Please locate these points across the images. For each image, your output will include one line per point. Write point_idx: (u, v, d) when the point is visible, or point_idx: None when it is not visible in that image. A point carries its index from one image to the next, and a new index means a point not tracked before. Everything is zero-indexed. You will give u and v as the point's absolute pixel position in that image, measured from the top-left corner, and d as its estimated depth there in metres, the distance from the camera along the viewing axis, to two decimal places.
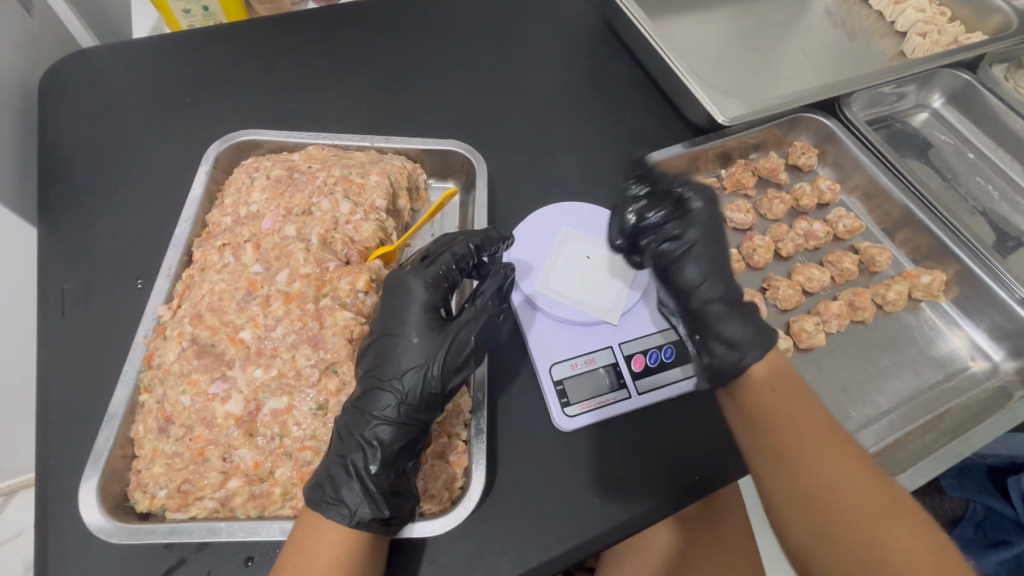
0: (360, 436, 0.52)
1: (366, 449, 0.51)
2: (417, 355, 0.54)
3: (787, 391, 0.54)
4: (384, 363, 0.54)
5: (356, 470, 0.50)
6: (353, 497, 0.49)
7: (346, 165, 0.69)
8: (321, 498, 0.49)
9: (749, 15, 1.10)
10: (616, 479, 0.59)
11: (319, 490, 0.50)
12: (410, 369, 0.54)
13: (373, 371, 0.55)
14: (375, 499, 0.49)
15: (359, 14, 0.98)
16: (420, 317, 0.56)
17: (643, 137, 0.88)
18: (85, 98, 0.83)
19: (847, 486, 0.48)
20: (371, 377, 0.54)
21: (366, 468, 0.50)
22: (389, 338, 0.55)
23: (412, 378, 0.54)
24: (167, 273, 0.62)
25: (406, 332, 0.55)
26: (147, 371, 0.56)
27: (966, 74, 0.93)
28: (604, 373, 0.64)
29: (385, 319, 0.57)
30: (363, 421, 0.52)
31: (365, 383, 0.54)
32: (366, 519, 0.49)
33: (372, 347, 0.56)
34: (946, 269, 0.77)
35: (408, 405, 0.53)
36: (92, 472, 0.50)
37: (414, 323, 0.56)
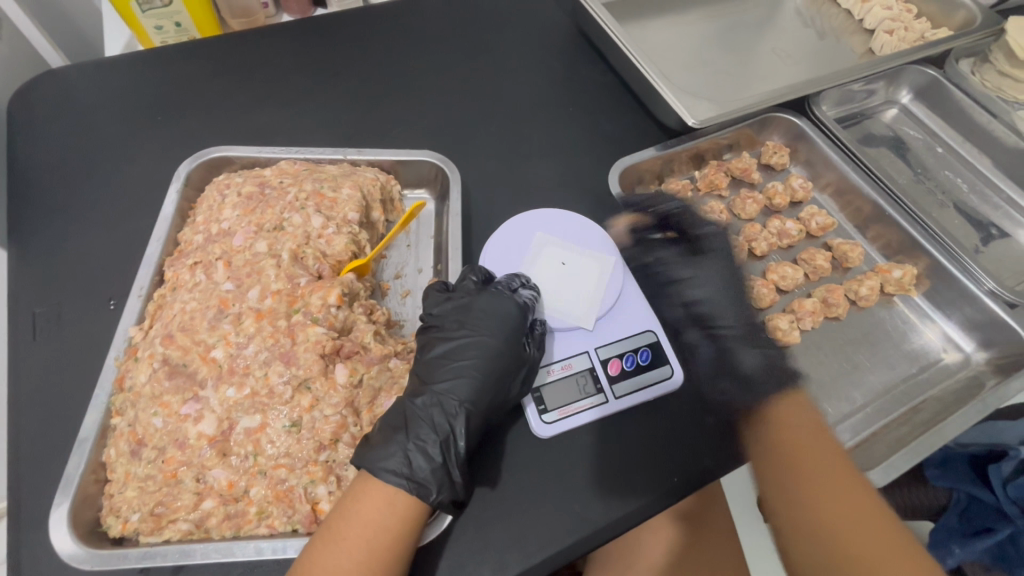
0: (435, 422, 0.54)
1: (453, 437, 0.54)
2: (500, 363, 0.59)
3: (808, 434, 0.60)
4: (464, 368, 0.58)
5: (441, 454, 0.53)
6: (427, 475, 0.52)
7: (318, 179, 0.69)
8: (392, 470, 0.51)
9: (721, 17, 1.11)
10: (595, 484, 0.59)
11: (387, 459, 0.52)
12: (500, 377, 0.58)
13: (450, 371, 0.58)
14: (454, 483, 0.53)
15: (330, 26, 0.98)
16: (511, 331, 0.60)
17: (617, 141, 0.89)
18: (54, 118, 0.83)
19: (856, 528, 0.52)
20: (444, 375, 0.57)
21: (450, 454, 0.54)
22: (476, 342, 0.60)
23: (498, 383, 0.58)
24: (138, 293, 0.62)
25: (495, 343, 0.59)
26: (118, 394, 0.55)
27: (932, 70, 0.95)
28: (581, 378, 0.64)
29: (471, 323, 0.60)
30: (451, 410, 0.55)
31: (448, 377, 0.57)
32: (446, 500, 0.52)
33: (455, 347, 0.59)
34: (917, 262, 0.78)
35: (491, 405, 0.57)
36: (62, 498, 0.50)
37: (506, 336, 0.60)
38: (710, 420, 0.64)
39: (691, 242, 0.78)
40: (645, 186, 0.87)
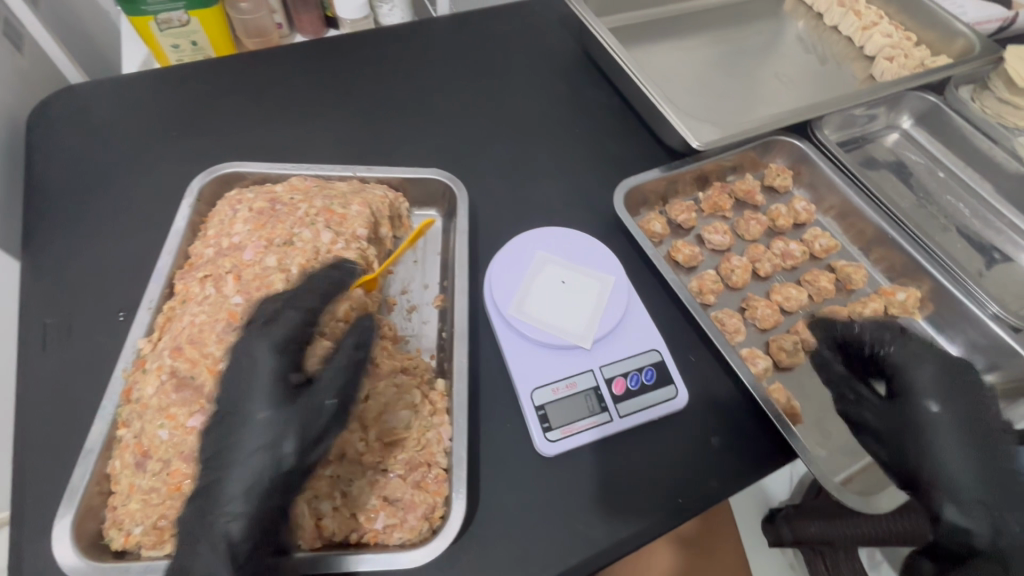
0: (225, 510, 0.48)
1: (229, 528, 0.48)
2: (289, 410, 0.51)
3: None
4: (239, 438, 0.50)
5: (224, 548, 0.47)
6: (220, 573, 0.47)
7: (328, 196, 0.70)
8: (201, 560, 0.47)
9: (724, 42, 1.14)
10: (599, 504, 0.59)
11: (195, 548, 0.47)
12: (262, 442, 0.50)
13: (237, 429, 0.51)
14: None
15: (343, 47, 1.01)
16: (262, 383, 0.52)
17: (621, 162, 0.90)
18: (69, 132, 0.85)
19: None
20: (238, 430, 0.51)
21: (234, 546, 0.47)
22: (258, 392, 0.52)
23: (295, 429, 0.50)
24: (148, 305, 0.62)
25: (244, 398, 0.52)
26: (125, 406, 0.56)
27: (932, 96, 0.97)
28: (585, 397, 0.64)
29: (240, 372, 0.53)
30: (217, 494, 0.49)
31: (240, 438, 0.50)
32: None
33: (242, 396, 0.52)
34: (920, 285, 0.79)
35: (279, 480, 0.49)
36: (65, 510, 0.50)
37: (258, 388, 0.52)
38: (716, 440, 0.64)
39: (696, 262, 0.79)
40: (650, 207, 0.88)
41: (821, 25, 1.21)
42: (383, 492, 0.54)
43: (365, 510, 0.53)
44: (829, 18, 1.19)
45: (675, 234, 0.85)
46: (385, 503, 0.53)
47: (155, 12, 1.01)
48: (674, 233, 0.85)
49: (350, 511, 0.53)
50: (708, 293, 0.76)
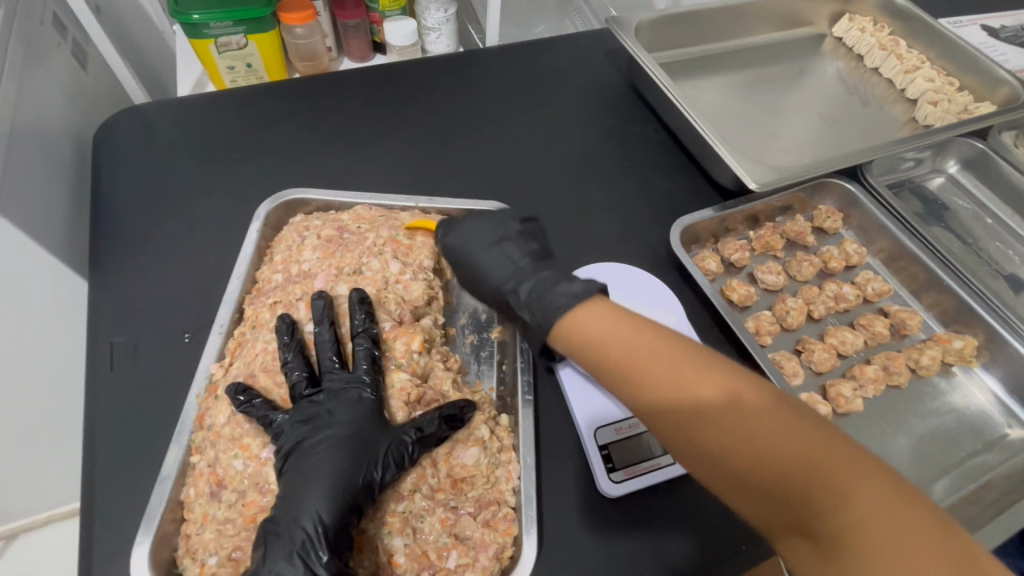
0: (301, 520, 0.48)
1: (312, 538, 0.48)
2: (363, 427, 0.54)
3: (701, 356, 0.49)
4: (326, 453, 0.52)
5: (304, 557, 0.47)
6: None
7: (394, 227, 0.71)
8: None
9: (767, 81, 1.16)
10: (664, 549, 0.59)
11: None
12: (354, 461, 0.52)
13: (314, 446, 0.53)
14: None
15: (397, 75, 1.03)
16: (354, 405, 0.55)
17: (672, 199, 0.91)
18: (134, 151, 0.87)
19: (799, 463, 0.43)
20: (295, 469, 0.52)
21: (314, 556, 0.47)
22: (319, 436, 0.53)
23: (350, 469, 0.51)
24: (219, 330, 0.63)
25: (334, 419, 0.54)
26: (198, 432, 0.56)
27: (979, 143, 0.97)
28: (647, 438, 0.64)
29: (316, 408, 0.55)
30: (301, 507, 0.49)
31: (295, 478, 0.51)
32: None
33: (301, 439, 0.53)
34: (975, 333, 0.79)
35: (365, 495, 0.51)
36: (143, 537, 0.50)
37: (348, 411, 0.55)
38: None
39: (751, 302, 0.80)
40: (702, 244, 0.88)
41: (861, 66, 1.23)
42: (454, 529, 0.54)
43: (436, 547, 0.53)
44: (870, 60, 1.21)
45: (727, 272, 0.86)
46: (456, 540, 0.54)
47: (215, 35, 1.04)
48: (727, 271, 0.86)
49: (421, 549, 0.53)
50: (764, 335, 0.77)
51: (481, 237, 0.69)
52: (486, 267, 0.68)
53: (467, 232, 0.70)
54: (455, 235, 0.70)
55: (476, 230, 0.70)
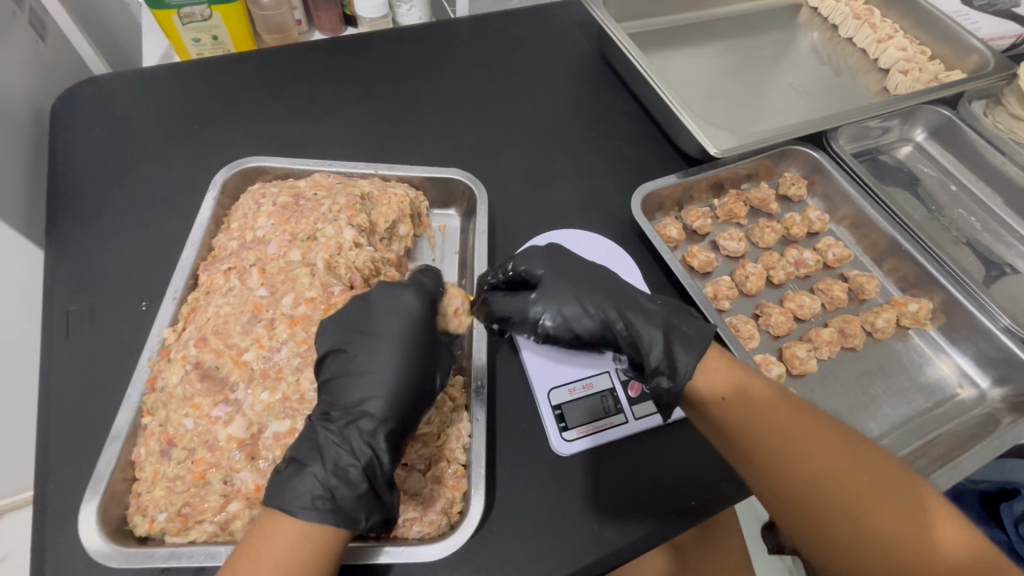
0: (358, 443, 0.50)
1: (373, 455, 0.50)
2: (418, 343, 0.54)
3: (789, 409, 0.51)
4: (375, 374, 0.52)
5: (366, 475, 0.49)
6: (347, 501, 0.48)
7: (351, 193, 0.70)
8: (308, 505, 0.46)
9: (739, 51, 1.14)
10: (612, 505, 0.60)
11: (298, 495, 0.47)
12: (409, 381, 0.53)
13: (369, 358, 0.53)
14: (383, 501, 0.50)
15: (364, 45, 1.02)
16: (408, 321, 0.55)
17: (638, 167, 0.91)
18: (92, 122, 0.85)
19: (883, 497, 0.47)
20: (359, 388, 0.52)
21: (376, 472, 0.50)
22: (387, 346, 0.53)
23: (411, 388, 0.53)
24: (173, 296, 0.63)
25: (396, 333, 0.54)
26: (150, 394, 0.57)
27: (946, 110, 0.97)
28: (601, 398, 0.65)
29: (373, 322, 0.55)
30: (359, 427, 0.51)
31: (360, 390, 0.52)
32: (377, 522, 0.49)
33: (368, 351, 0.53)
34: (932, 297, 0.80)
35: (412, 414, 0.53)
36: (92, 495, 0.52)
37: (398, 326, 0.54)
38: None
39: (712, 267, 0.81)
40: (666, 212, 0.89)
41: (836, 36, 1.22)
42: (404, 485, 0.56)
43: None
44: (844, 30, 1.20)
45: (690, 240, 0.87)
46: (406, 496, 0.56)
47: (179, 5, 1.00)
48: (689, 238, 0.87)
49: None
50: (722, 299, 0.78)
51: (578, 276, 0.62)
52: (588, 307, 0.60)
53: (562, 272, 0.62)
54: (548, 269, 0.62)
55: (568, 269, 0.63)
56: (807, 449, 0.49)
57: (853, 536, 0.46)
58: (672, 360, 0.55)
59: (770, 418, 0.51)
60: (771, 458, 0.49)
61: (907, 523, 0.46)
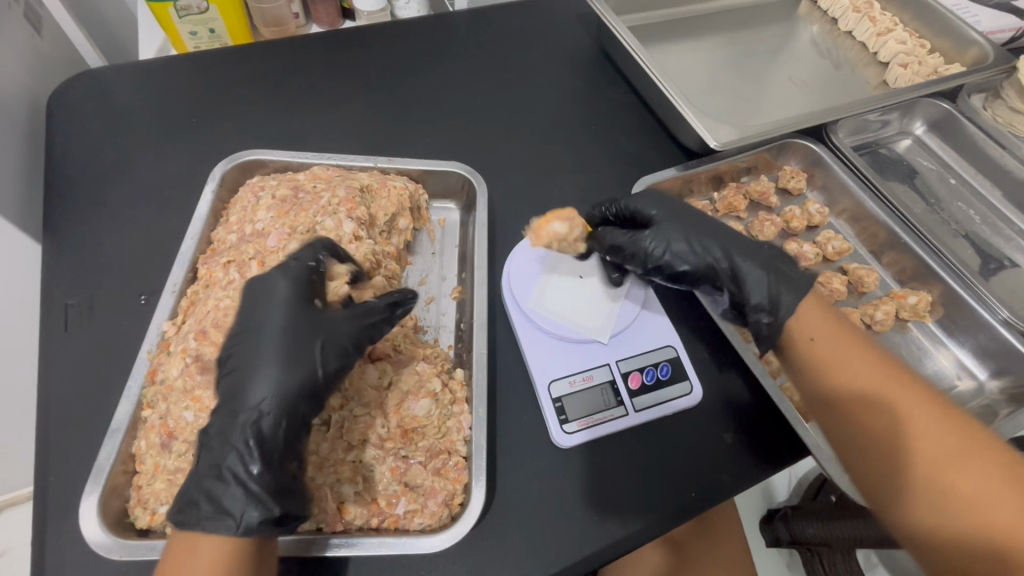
0: (233, 439, 0.49)
1: (242, 452, 0.48)
2: (293, 328, 0.53)
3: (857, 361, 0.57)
4: (250, 365, 0.51)
5: (234, 476, 0.48)
6: (227, 504, 0.47)
7: (350, 186, 0.70)
8: (194, 515, 0.47)
9: (739, 44, 1.14)
10: (612, 496, 0.60)
11: (185, 507, 0.48)
12: (281, 369, 0.51)
13: (252, 348, 0.52)
14: (261, 500, 0.47)
15: (362, 38, 1.01)
16: (284, 309, 0.53)
17: (637, 160, 0.91)
18: (89, 115, 0.85)
19: (945, 439, 0.51)
20: (242, 386, 0.51)
21: (246, 472, 0.48)
22: (264, 340, 0.52)
23: (286, 376, 0.51)
24: (172, 289, 0.63)
25: (276, 322, 0.53)
26: (150, 387, 0.57)
27: (946, 104, 0.97)
28: (601, 390, 0.65)
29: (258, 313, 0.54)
30: (232, 424, 0.49)
31: (242, 385, 0.51)
32: (254, 523, 0.46)
33: (252, 348, 0.52)
34: (931, 290, 0.80)
35: (285, 402, 0.50)
36: (93, 487, 0.52)
37: (273, 314, 0.53)
38: (729, 436, 0.65)
39: None
40: None
41: (835, 30, 1.21)
42: (405, 477, 0.57)
43: (387, 495, 0.56)
44: (844, 23, 1.19)
45: None
46: (406, 488, 0.57)
47: None
48: None
49: (371, 496, 0.56)
50: None
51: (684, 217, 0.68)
52: (693, 246, 0.66)
53: (669, 213, 0.68)
54: (659, 208, 0.69)
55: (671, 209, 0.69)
56: (873, 397, 0.55)
57: (918, 477, 0.51)
58: (774, 298, 0.62)
59: (840, 371, 0.57)
60: (842, 407, 0.56)
61: (970, 466, 0.49)
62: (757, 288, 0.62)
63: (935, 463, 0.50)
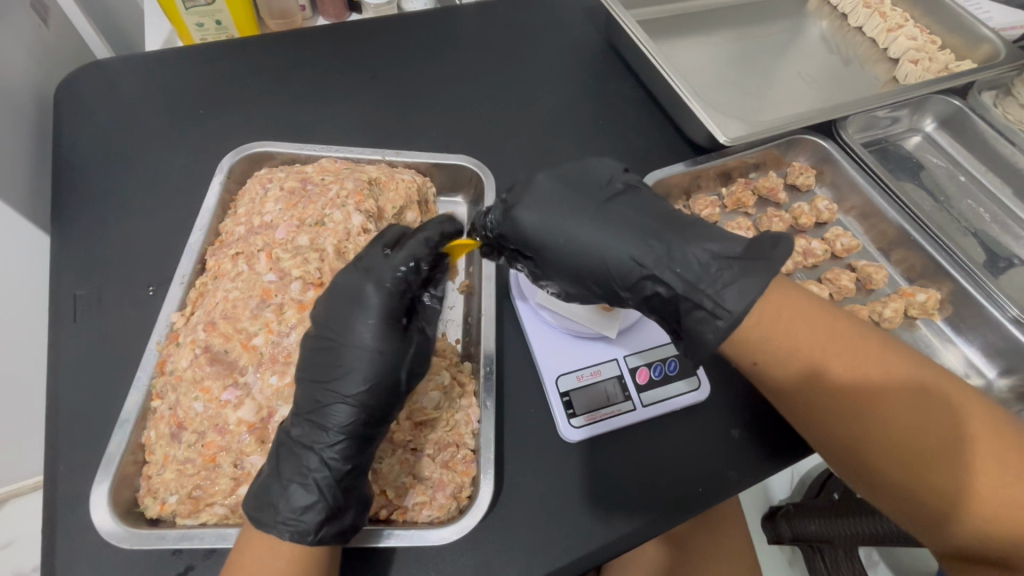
0: (318, 448, 0.51)
1: (327, 463, 0.50)
2: (386, 347, 0.53)
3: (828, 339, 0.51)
4: (334, 379, 0.53)
5: (317, 485, 0.50)
6: (301, 513, 0.49)
7: (358, 179, 0.70)
8: (271, 517, 0.49)
9: (747, 39, 1.13)
10: (618, 491, 0.60)
11: (264, 509, 0.49)
12: (363, 387, 0.52)
13: (338, 359, 0.53)
14: (337, 514, 0.49)
15: (369, 31, 1.00)
16: (377, 328, 0.54)
17: (646, 156, 0.90)
18: (96, 107, 0.85)
19: (916, 418, 0.49)
20: (320, 400, 0.52)
21: (327, 485, 0.50)
22: (349, 351, 0.53)
23: (371, 394, 0.52)
24: (181, 280, 0.63)
25: (366, 338, 0.53)
26: (159, 378, 0.57)
27: (956, 101, 0.97)
28: (608, 385, 0.65)
29: (348, 298, 0.55)
30: (320, 433, 0.51)
31: (328, 395, 0.52)
32: (328, 538, 0.48)
33: (331, 364, 0.53)
34: (940, 288, 0.80)
35: (366, 419, 0.52)
36: (103, 477, 0.52)
37: (370, 328, 0.53)
38: (736, 432, 0.65)
39: None
40: (674, 200, 0.90)
41: (845, 25, 1.20)
42: (413, 470, 0.57)
43: (395, 487, 0.56)
44: (854, 18, 1.18)
45: None
46: (415, 480, 0.57)
47: None
48: None
49: (380, 487, 0.56)
50: None
51: (577, 208, 0.58)
52: (604, 242, 0.56)
53: (551, 209, 0.59)
54: (544, 204, 0.59)
55: (563, 200, 0.59)
56: (848, 390, 0.50)
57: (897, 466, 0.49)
58: (717, 294, 0.51)
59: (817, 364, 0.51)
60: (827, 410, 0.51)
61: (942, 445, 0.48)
62: (689, 277, 0.52)
63: (941, 455, 0.47)
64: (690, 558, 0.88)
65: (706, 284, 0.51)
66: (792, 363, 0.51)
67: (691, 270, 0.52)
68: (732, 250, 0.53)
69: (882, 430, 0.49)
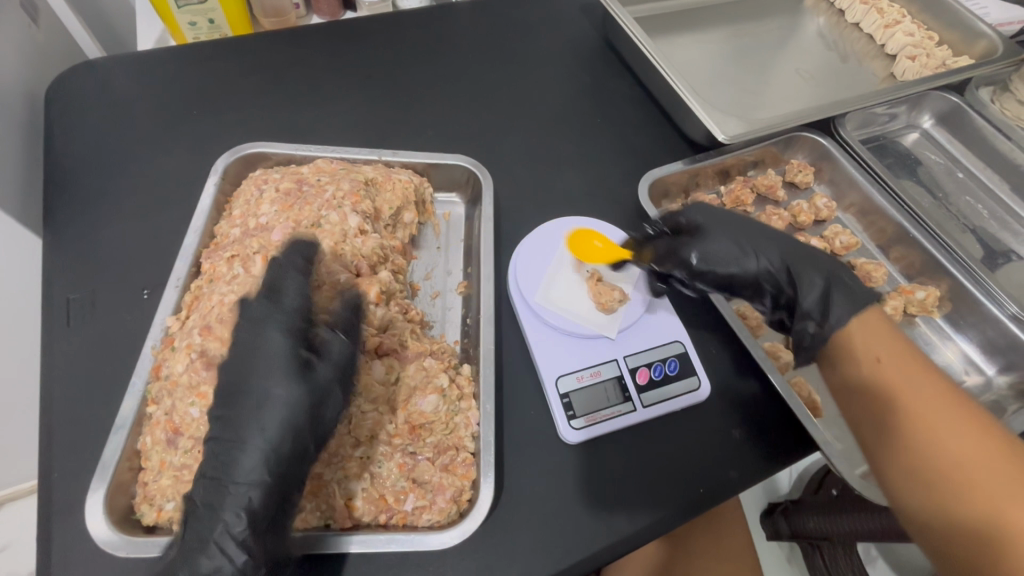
0: (235, 483, 0.49)
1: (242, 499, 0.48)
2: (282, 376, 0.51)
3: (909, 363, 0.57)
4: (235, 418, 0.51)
5: (236, 518, 0.48)
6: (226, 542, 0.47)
7: (355, 179, 0.69)
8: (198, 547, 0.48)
9: (745, 36, 1.13)
10: (621, 491, 0.60)
11: (189, 542, 0.48)
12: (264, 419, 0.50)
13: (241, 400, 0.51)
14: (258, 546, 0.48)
15: (364, 29, 0.99)
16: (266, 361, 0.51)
17: (645, 154, 0.90)
18: (88, 108, 0.83)
19: (943, 416, 0.52)
20: (232, 438, 0.50)
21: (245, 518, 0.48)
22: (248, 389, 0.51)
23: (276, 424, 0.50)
24: (175, 284, 0.62)
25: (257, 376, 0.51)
26: (154, 383, 0.57)
27: (954, 96, 0.96)
28: (608, 386, 0.64)
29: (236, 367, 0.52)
30: (231, 469, 0.49)
31: (238, 432, 0.50)
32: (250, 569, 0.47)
33: (249, 386, 0.51)
34: (939, 284, 0.80)
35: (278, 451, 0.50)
36: (98, 484, 0.51)
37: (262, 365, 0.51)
38: (737, 432, 0.64)
39: None
40: (672, 199, 0.89)
41: (842, 21, 1.20)
42: (412, 474, 0.57)
43: (394, 491, 0.56)
44: (851, 15, 1.18)
45: None
46: (414, 484, 0.56)
47: None
48: None
49: (379, 492, 0.56)
50: None
51: (736, 223, 0.69)
52: (745, 266, 0.66)
53: (722, 224, 0.69)
54: (704, 217, 0.70)
55: (732, 223, 0.69)
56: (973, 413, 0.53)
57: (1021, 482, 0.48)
58: (827, 305, 0.62)
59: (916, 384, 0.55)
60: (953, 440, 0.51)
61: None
62: (809, 291, 0.64)
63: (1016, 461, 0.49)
64: (691, 561, 0.87)
65: (841, 295, 0.63)
66: (874, 377, 0.56)
67: (806, 283, 0.64)
68: (819, 265, 0.66)
69: (954, 433, 0.51)
